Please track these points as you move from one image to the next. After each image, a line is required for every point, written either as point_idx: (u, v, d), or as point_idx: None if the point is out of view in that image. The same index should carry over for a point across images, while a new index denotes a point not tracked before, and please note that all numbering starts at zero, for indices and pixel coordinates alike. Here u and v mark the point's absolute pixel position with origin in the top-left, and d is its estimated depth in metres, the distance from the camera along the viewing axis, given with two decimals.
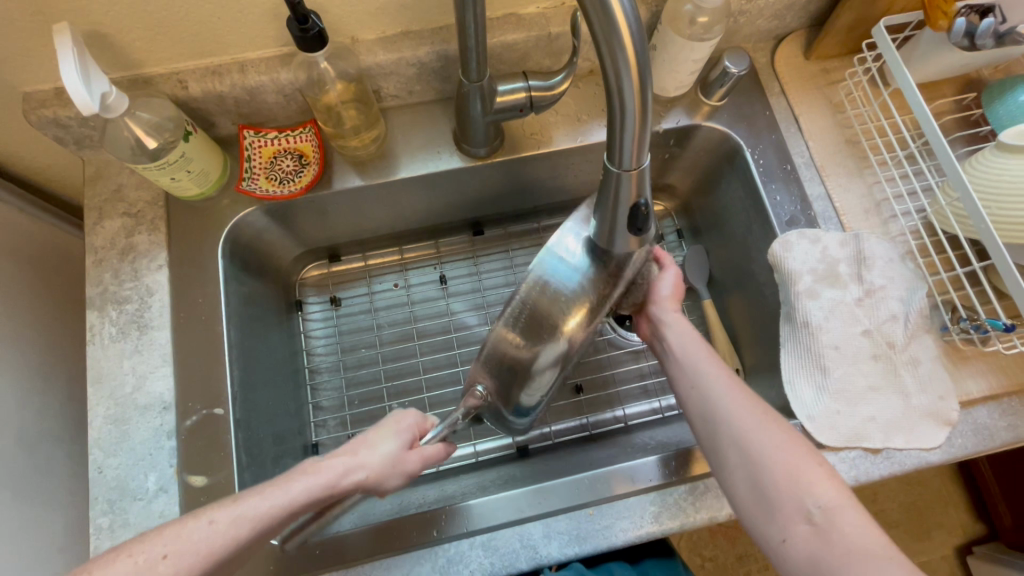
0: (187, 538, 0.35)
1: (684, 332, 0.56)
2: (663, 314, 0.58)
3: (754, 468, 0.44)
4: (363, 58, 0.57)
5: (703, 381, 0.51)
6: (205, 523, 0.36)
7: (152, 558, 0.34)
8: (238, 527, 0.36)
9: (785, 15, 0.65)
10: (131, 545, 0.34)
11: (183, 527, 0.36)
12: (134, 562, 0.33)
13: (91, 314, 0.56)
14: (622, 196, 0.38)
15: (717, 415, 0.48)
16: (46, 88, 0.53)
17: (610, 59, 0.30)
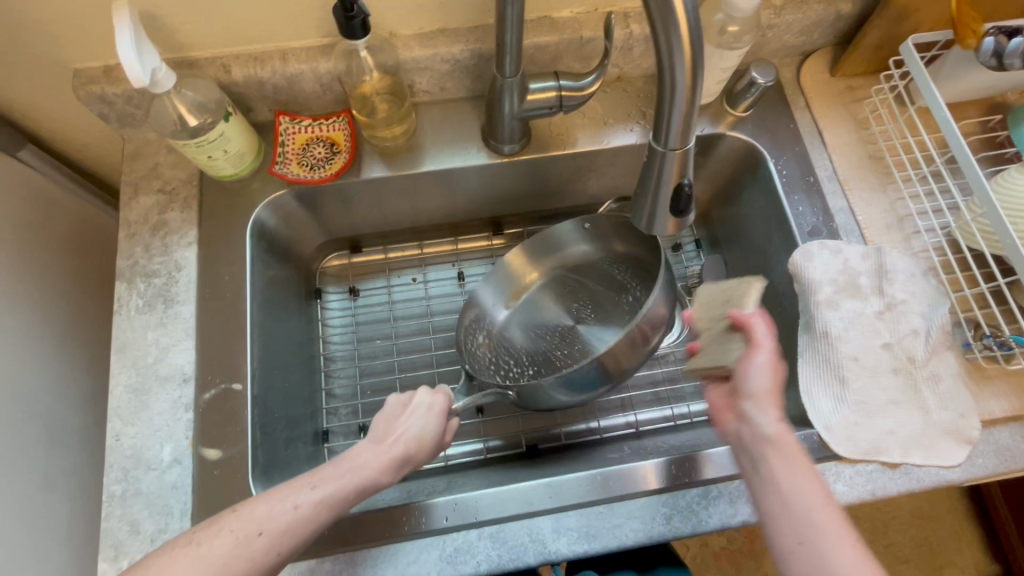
0: (277, 519, 0.41)
1: (794, 458, 0.43)
2: (757, 413, 0.46)
3: None
4: (400, 53, 0.59)
5: (814, 522, 0.40)
6: (291, 507, 0.42)
7: (250, 533, 0.40)
8: (320, 511, 0.43)
9: (812, 32, 0.66)
10: (231, 521, 0.41)
11: (271, 502, 0.42)
12: (236, 535, 0.40)
13: (120, 285, 0.58)
14: (662, 177, 0.37)
15: (803, 527, 0.40)
16: (96, 66, 0.55)
17: (664, 31, 0.30)
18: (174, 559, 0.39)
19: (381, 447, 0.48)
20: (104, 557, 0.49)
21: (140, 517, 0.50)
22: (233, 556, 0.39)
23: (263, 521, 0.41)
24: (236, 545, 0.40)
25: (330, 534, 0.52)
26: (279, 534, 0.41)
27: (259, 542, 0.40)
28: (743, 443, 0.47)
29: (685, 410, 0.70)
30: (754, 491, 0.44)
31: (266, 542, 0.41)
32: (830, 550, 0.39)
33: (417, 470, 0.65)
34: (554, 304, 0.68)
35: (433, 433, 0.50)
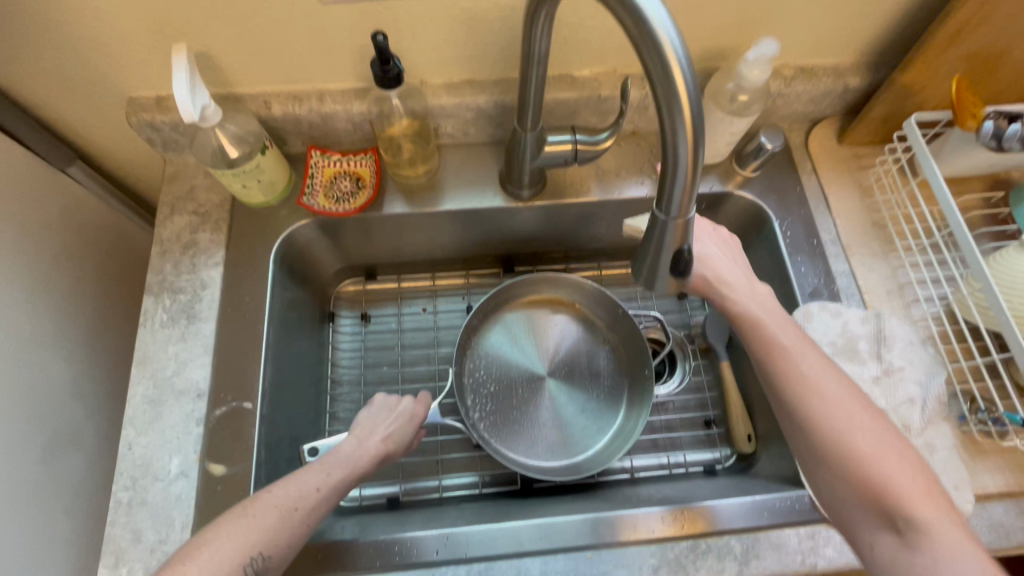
0: (308, 497, 0.48)
1: (780, 320, 0.53)
2: (745, 300, 0.55)
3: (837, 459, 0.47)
4: (428, 100, 0.63)
5: (817, 382, 0.50)
6: (316, 487, 0.49)
7: (290, 506, 0.47)
8: (336, 491, 0.51)
9: (822, 101, 0.69)
10: (271, 498, 0.47)
11: (298, 483, 0.49)
12: (279, 509, 0.46)
13: (147, 299, 0.61)
14: (664, 242, 0.38)
15: (813, 395, 0.49)
16: (148, 95, 0.60)
17: (669, 114, 0.33)
18: (227, 531, 0.44)
19: (368, 444, 0.55)
20: (104, 563, 0.51)
21: (143, 526, 0.52)
22: (277, 528, 0.45)
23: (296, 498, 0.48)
24: (280, 517, 0.46)
25: (323, 558, 0.54)
26: (309, 509, 0.48)
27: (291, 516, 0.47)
28: (745, 328, 0.54)
29: (681, 459, 0.71)
30: (766, 364, 0.52)
31: (299, 517, 0.47)
32: (834, 409, 0.48)
33: (413, 499, 0.67)
34: (541, 344, 0.74)
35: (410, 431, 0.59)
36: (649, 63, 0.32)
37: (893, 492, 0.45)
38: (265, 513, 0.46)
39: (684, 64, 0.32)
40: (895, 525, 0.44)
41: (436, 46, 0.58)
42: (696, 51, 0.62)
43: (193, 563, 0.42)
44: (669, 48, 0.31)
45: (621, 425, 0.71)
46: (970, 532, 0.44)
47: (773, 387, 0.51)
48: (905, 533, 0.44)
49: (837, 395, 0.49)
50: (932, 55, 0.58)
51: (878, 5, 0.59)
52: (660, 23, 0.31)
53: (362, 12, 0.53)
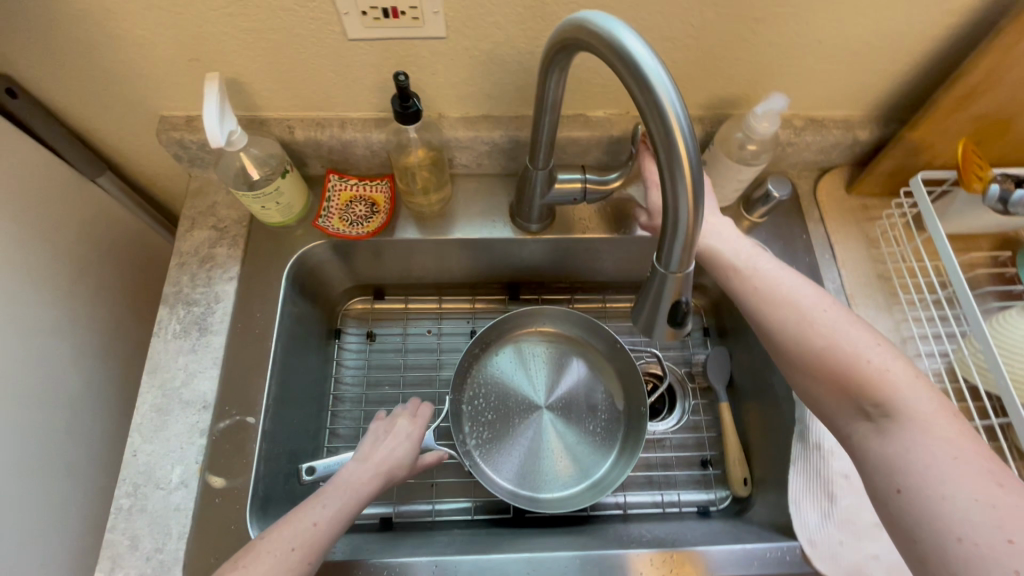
0: (301, 535, 0.47)
1: (743, 244, 0.55)
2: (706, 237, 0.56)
3: (812, 353, 0.47)
4: (445, 132, 0.65)
5: (793, 300, 0.50)
6: (310, 524, 0.48)
7: (285, 549, 0.46)
8: (334, 524, 0.49)
9: (831, 152, 0.70)
10: (263, 545, 0.46)
11: (288, 529, 0.47)
12: (272, 555, 0.45)
13: (162, 309, 0.63)
14: (663, 294, 0.40)
15: (790, 320, 0.49)
16: (179, 115, 0.62)
17: (670, 176, 0.34)
18: None
19: (367, 466, 0.55)
20: (101, 568, 0.52)
21: (140, 533, 0.53)
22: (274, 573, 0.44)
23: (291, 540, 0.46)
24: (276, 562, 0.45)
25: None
26: (308, 547, 0.47)
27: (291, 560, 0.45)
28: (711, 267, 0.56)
29: (675, 498, 0.71)
30: (733, 285, 0.54)
31: (300, 556, 0.46)
32: (811, 322, 0.48)
33: (406, 521, 0.67)
34: (540, 375, 0.75)
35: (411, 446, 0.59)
36: (654, 128, 0.34)
37: (864, 377, 0.45)
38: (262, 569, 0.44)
39: (686, 131, 0.33)
40: (865, 411, 0.45)
41: (455, 83, 0.60)
42: (707, 99, 0.64)
43: None
44: (673, 116, 0.33)
45: (600, 475, 0.70)
46: (954, 412, 0.43)
47: (739, 296, 0.53)
48: (877, 418, 0.44)
49: (796, 287, 0.51)
50: (940, 115, 0.59)
51: (889, 64, 0.60)
52: (665, 93, 0.33)
53: (386, 50, 0.55)
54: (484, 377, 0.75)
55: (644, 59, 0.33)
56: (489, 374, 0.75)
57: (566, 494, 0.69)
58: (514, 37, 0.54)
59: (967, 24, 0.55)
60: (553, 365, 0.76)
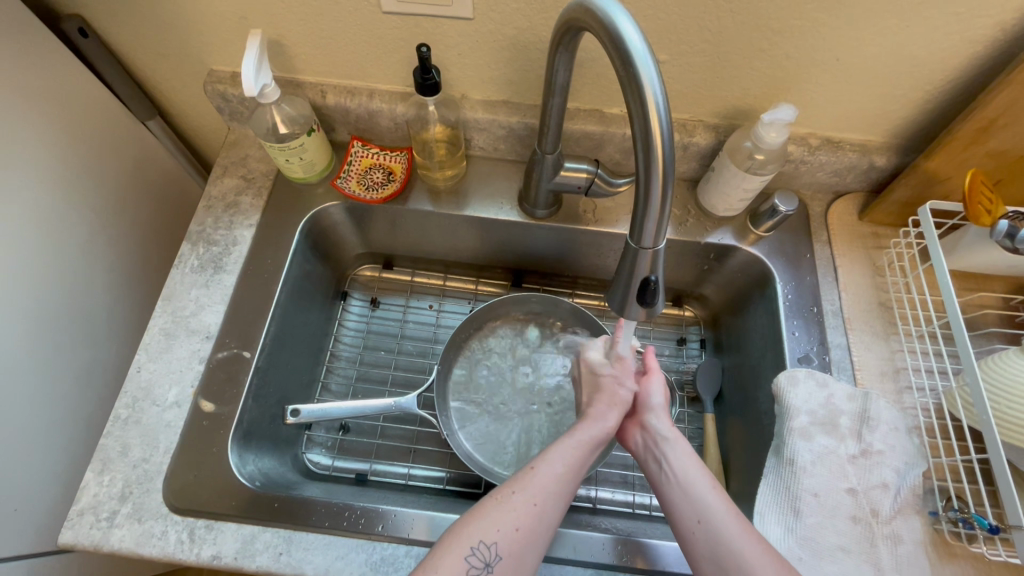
0: (535, 486, 0.50)
1: (686, 452, 0.56)
2: (655, 425, 0.59)
3: (714, 524, 0.49)
4: (465, 112, 0.68)
5: (711, 517, 0.50)
6: (530, 503, 0.49)
7: (528, 505, 0.49)
8: (562, 476, 0.52)
9: (846, 175, 0.70)
10: (508, 505, 0.49)
11: (508, 511, 0.48)
12: (527, 505, 0.49)
13: (184, 245, 0.67)
14: (635, 271, 0.41)
15: (706, 512, 0.50)
16: (226, 70, 0.68)
17: (645, 153, 0.36)
18: (536, 473, 0.51)
19: (575, 437, 0.56)
20: (92, 468, 0.56)
21: (131, 442, 0.57)
22: (535, 511, 0.49)
23: (513, 521, 0.48)
24: (528, 512, 0.49)
25: (277, 507, 0.56)
26: (530, 519, 0.48)
27: (522, 537, 0.48)
28: (652, 474, 0.57)
29: (647, 501, 0.71)
30: (663, 491, 0.54)
31: (526, 534, 0.48)
32: (717, 515, 0.50)
33: (380, 480, 0.70)
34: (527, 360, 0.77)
35: (611, 413, 0.59)
36: (633, 106, 0.36)
37: None
38: (464, 563, 0.45)
39: (662, 110, 0.35)
40: None
41: (478, 66, 0.63)
42: (723, 108, 0.65)
43: (519, 498, 0.49)
44: (651, 96, 0.35)
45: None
46: None
47: (673, 518, 0.52)
48: None
49: (714, 502, 0.51)
50: (956, 145, 0.59)
51: (908, 90, 0.60)
52: (646, 72, 0.35)
53: (415, 26, 0.59)
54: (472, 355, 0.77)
55: (631, 38, 0.35)
56: (478, 353, 0.77)
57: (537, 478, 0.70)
58: (537, 25, 0.57)
59: (991, 55, 0.55)
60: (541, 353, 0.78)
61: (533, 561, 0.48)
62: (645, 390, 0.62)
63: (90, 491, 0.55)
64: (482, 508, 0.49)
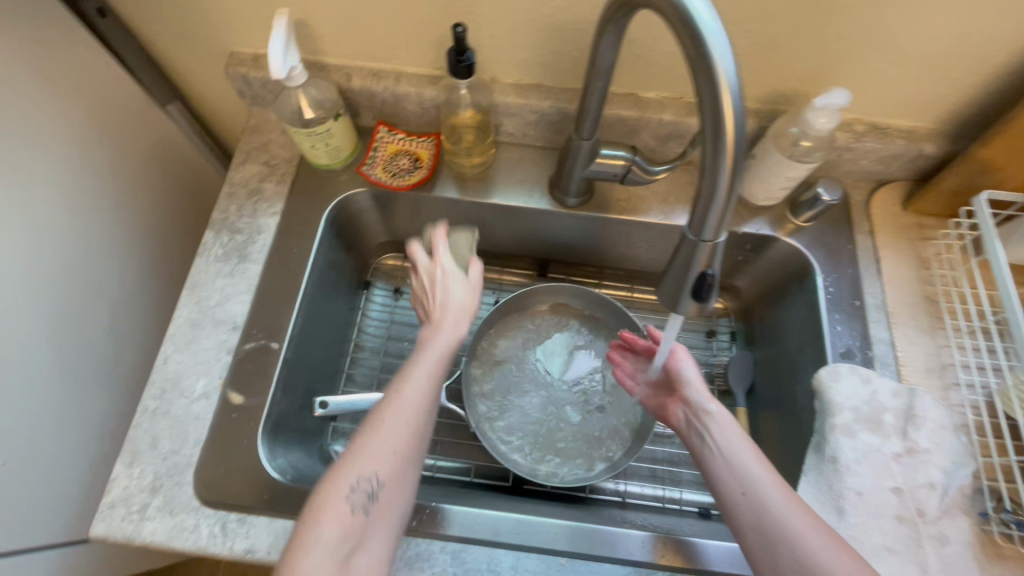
0: (399, 408, 0.51)
1: (727, 424, 0.55)
2: (693, 400, 0.58)
3: (758, 494, 0.48)
4: (496, 96, 0.66)
5: (755, 488, 0.49)
6: (387, 423, 0.50)
7: (395, 426, 0.50)
8: (426, 392, 0.54)
9: (891, 163, 0.67)
10: (372, 437, 0.49)
11: (378, 440, 0.49)
12: (391, 426, 0.50)
13: (208, 233, 0.66)
14: (691, 264, 0.39)
15: (750, 482, 0.49)
16: (248, 52, 0.65)
17: (712, 138, 0.34)
18: (393, 396, 0.53)
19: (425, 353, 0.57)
20: (121, 460, 0.55)
21: (160, 434, 0.57)
22: (405, 434, 0.50)
23: (387, 449, 0.49)
24: (401, 438, 0.50)
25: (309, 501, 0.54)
26: (407, 444, 0.50)
27: (399, 462, 0.49)
28: (696, 448, 0.56)
29: (677, 496, 0.70)
30: (707, 464, 0.53)
31: (403, 456, 0.50)
32: (761, 485, 0.48)
33: None
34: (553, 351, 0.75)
35: (458, 328, 0.60)
36: (701, 88, 0.34)
37: (801, 555, 0.44)
38: (349, 503, 0.46)
39: (734, 93, 0.33)
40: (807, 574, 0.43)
41: (512, 47, 0.61)
42: (767, 92, 0.62)
43: (386, 425, 0.50)
44: (724, 77, 0.33)
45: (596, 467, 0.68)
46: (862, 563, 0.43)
47: (718, 491, 0.51)
48: None
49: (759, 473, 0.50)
50: (1017, 133, 0.56)
51: (966, 73, 0.57)
52: (719, 51, 0.33)
53: (449, 6, 0.56)
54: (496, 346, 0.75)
55: (701, 14, 0.33)
56: (503, 343, 0.75)
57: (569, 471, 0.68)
58: (577, 4, 0.54)
59: None
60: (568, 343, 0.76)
61: (414, 474, 0.51)
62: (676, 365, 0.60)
63: (120, 484, 0.54)
64: (357, 445, 0.49)
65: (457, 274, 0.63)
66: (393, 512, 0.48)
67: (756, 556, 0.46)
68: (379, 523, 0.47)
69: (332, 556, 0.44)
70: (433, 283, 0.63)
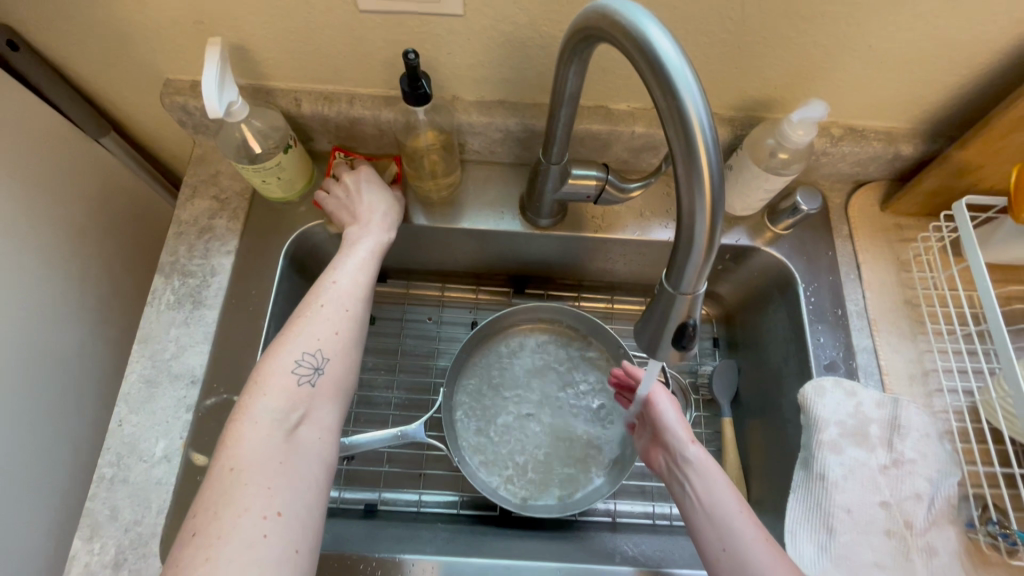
0: (333, 295, 0.53)
1: (711, 473, 0.53)
2: (676, 446, 0.56)
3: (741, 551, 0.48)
4: (458, 115, 0.61)
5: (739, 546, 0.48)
6: (320, 310, 0.52)
7: (335, 311, 0.53)
8: (359, 277, 0.56)
9: (869, 165, 0.65)
10: (311, 322, 0.51)
11: (318, 323, 0.51)
12: (327, 313, 0.52)
13: (158, 278, 0.61)
14: (670, 314, 0.36)
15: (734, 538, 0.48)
16: (185, 79, 0.60)
17: (687, 188, 0.32)
18: (321, 286, 0.54)
19: (349, 248, 0.57)
20: (80, 534, 0.52)
21: (120, 504, 0.53)
22: (341, 318, 0.53)
23: (329, 330, 0.51)
24: (335, 319, 0.52)
25: None
26: (346, 323, 0.53)
27: (344, 339, 0.52)
28: (678, 497, 0.55)
29: (667, 510, 0.68)
30: (689, 516, 0.52)
31: (347, 334, 0.52)
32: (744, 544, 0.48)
33: (390, 511, 0.66)
34: (537, 373, 0.73)
35: (380, 224, 0.59)
36: (673, 134, 0.32)
37: None
38: (291, 375, 0.49)
39: (710, 142, 0.31)
40: None
41: (470, 64, 0.57)
42: (741, 100, 0.59)
43: (321, 309, 0.52)
44: (696, 123, 0.30)
45: (575, 491, 0.67)
46: None
47: (702, 549, 0.50)
48: None
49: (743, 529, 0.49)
50: (995, 135, 0.54)
51: (942, 75, 0.55)
52: (690, 95, 0.30)
53: (399, 25, 0.52)
54: (475, 371, 0.72)
55: (669, 54, 0.30)
56: (483, 368, 0.73)
57: (554, 497, 0.66)
58: (537, 19, 0.51)
59: None
60: (550, 365, 0.73)
61: (357, 356, 0.53)
62: (655, 408, 0.58)
63: (80, 561, 0.51)
64: (292, 331, 0.51)
65: (377, 180, 0.61)
66: (337, 387, 0.50)
67: None
68: (329, 392, 0.50)
69: (276, 427, 0.46)
70: (350, 194, 0.60)
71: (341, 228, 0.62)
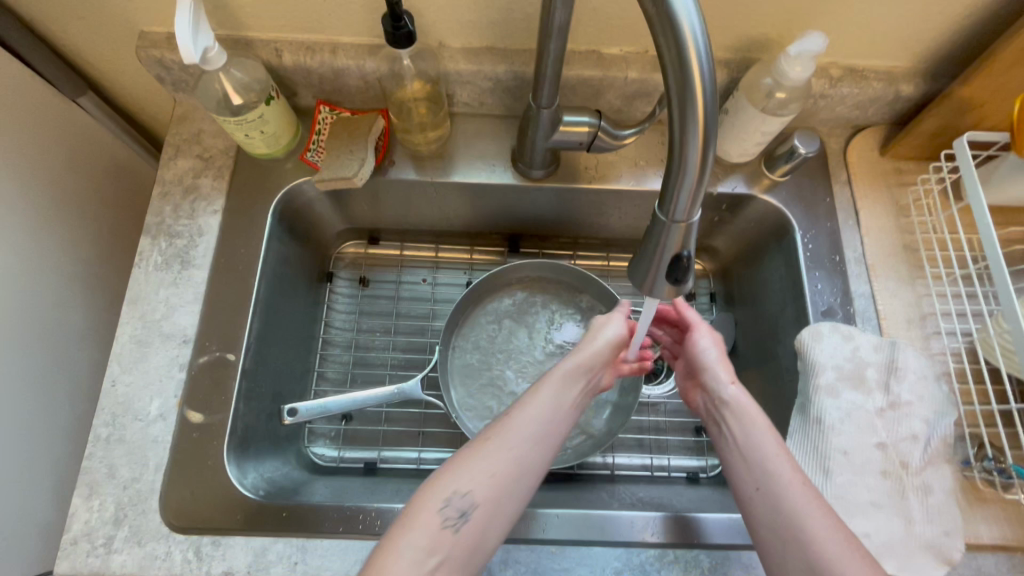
0: (523, 422, 0.48)
1: (747, 410, 0.53)
2: (713, 383, 0.56)
3: (772, 482, 0.47)
4: (445, 64, 0.60)
5: (773, 478, 0.47)
6: (513, 446, 0.46)
7: (526, 440, 0.47)
8: (559, 410, 0.50)
9: (868, 108, 0.64)
10: (495, 451, 0.46)
11: (485, 452, 0.45)
12: (515, 442, 0.46)
13: (144, 239, 0.60)
14: (664, 246, 0.36)
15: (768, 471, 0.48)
16: (161, 31, 0.58)
17: (680, 111, 0.31)
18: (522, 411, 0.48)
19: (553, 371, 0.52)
20: (79, 493, 0.52)
21: (118, 463, 0.53)
22: (523, 443, 0.47)
23: (491, 465, 0.45)
24: (512, 451, 0.46)
25: (286, 516, 0.52)
26: (524, 460, 0.46)
27: (501, 482, 0.45)
28: (714, 434, 0.55)
29: (666, 462, 0.69)
30: (722, 453, 0.52)
31: (509, 473, 0.45)
32: (775, 476, 0.47)
33: (390, 468, 0.66)
34: (534, 332, 0.72)
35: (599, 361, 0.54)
36: (666, 50, 0.30)
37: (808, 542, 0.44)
38: (438, 517, 0.42)
39: (704, 58, 0.30)
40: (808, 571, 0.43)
41: (456, 7, 0.55)
42: (737, 41, 0.58)
43: (506, 436, 0.47)
44: (689, 36, 0.29)
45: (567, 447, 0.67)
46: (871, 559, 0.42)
47: (733, 483, 0.50)
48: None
49: (776, 462, 0.48)
50: (998, 68, 0.53)
51: (944, 7, 0.53)
52: (683, 5, 0.29)
53: None
54: (471, 330, 0.72)
55: None
56: (478, 327, 0.72)
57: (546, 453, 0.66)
58: None
59: None
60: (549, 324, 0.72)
61: (520, 498, 0.46)
62: (696, 343, 0.59)
63: (81, 518, 0.51)
64: (466, 454, 0.46)
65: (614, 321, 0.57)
66: (485, 529, 0.44)
67: (766, 548, 0.46)
68: (474, 537, 0.43)
69: (414, 567, 0.40)
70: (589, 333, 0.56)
71: (327, 183, 0.61)
